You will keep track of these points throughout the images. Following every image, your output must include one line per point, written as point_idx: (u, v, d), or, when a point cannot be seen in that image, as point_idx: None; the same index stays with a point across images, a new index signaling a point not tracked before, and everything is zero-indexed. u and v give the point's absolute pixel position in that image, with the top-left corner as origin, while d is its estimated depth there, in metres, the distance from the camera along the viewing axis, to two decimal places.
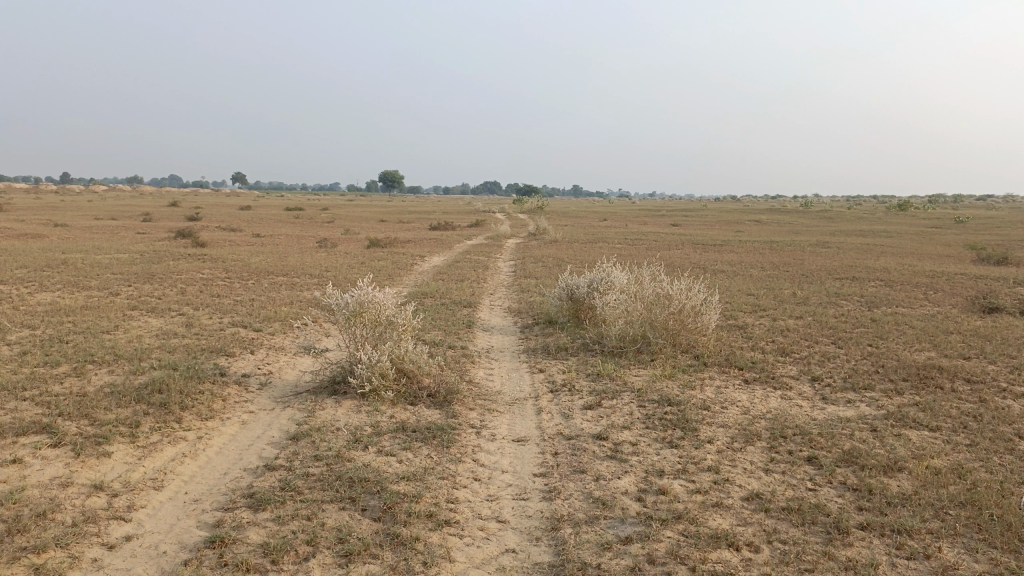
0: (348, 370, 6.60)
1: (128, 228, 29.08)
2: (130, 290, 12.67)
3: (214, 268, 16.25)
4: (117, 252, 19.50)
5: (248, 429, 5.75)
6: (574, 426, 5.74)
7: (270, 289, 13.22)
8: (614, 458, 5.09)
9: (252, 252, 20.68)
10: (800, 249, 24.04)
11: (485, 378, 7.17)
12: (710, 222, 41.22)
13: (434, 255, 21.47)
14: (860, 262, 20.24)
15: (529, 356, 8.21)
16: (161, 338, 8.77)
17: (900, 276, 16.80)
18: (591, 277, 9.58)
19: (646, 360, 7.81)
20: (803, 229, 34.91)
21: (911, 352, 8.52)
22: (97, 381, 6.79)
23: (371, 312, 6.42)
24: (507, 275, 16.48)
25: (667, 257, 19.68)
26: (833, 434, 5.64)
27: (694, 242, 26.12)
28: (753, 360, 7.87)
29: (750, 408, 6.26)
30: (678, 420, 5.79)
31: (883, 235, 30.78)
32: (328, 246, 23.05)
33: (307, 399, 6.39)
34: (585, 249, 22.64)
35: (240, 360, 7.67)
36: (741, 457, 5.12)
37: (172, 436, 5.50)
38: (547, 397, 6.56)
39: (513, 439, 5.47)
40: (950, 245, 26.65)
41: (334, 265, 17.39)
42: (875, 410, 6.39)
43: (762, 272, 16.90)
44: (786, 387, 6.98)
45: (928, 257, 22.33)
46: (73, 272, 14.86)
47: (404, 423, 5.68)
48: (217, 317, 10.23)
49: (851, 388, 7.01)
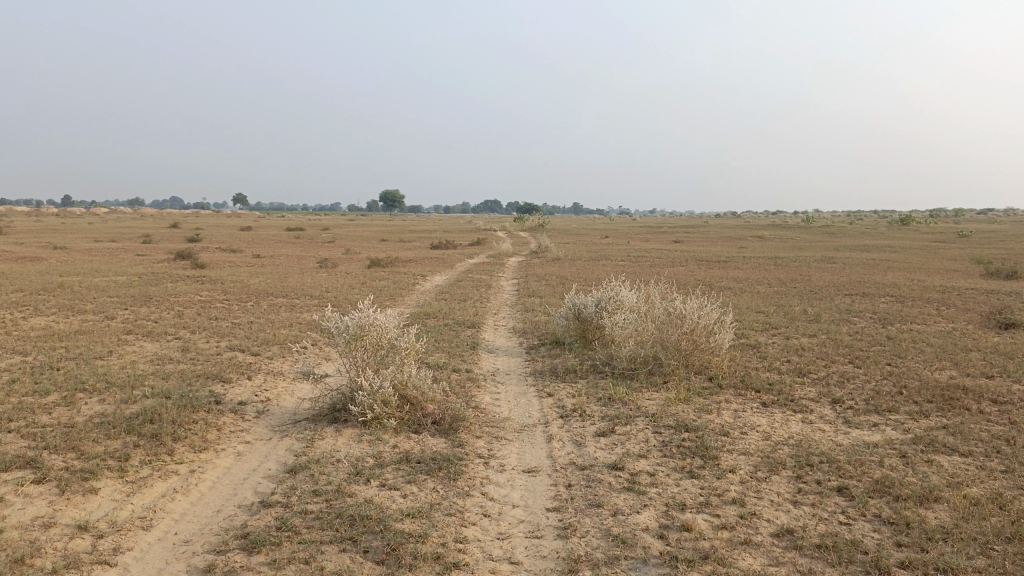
0: (349, 397, 6.30)
1: (128, 250, 28.90)
2: (127, 314, 12.41)
3: (213, 290, 15.99)
4: (115, 275, 19.24)
5: (243, 461, 5.45)
6: (587, 455, 5.44)
7: (269, 310, 12.95)
8: (631, 490, 4.79)
9: (252, 273, 20.44)
10: (806, 265, 23.79)
11: (492, 404, 6.87)
12: (713, 238, 40.95)
13: (436, 274, 21.23)
14: (867, 277, 19.95)
15: (536, 379, 7.92)
16: (156, 364, 8.47)
17: (910, 291, 16.51)
18: (599, 296, 9.30)
19: (659, 383, 7.51)
20: (806, 244, 34.68)
21: (932, 371, 8.23)
22: (88, 410, 6.49)
23: (372, 335, 6.14)
24: (510, 294, 16.21)
25: (672, 275, 19.42)
26: (862, 461, 5.34)
27: (698, 259, 25.87)
28: (770, 381, 7.57)
29: (771, 433, 5.96)
30: (697, 448, 5.49)
31: (887, 250, 30.52)
32: (329, 266, 22.82)
33: (306, 428, 6.09)
34: (588, 267, 22.36)
35: (237, 387, 7.38)
36: (767, 488, 4.81)
37: (163, 470, 5.21)
38: (557, 423, 6.27)
39: (523, 470, 5.17)
40: (956, 259, 26.43)
41: (334, 286, 17.13)
42: (902, 434, 6.08)
43: (770, 289, 16.65)
44: (806, 410, 6.67)
45: (936, 271, 22.06)
46: (69, 296, 14.59)
47: (408, 453, 5.39)
48: (214, 341, 9.95)
49: (875, 410, 6.70)
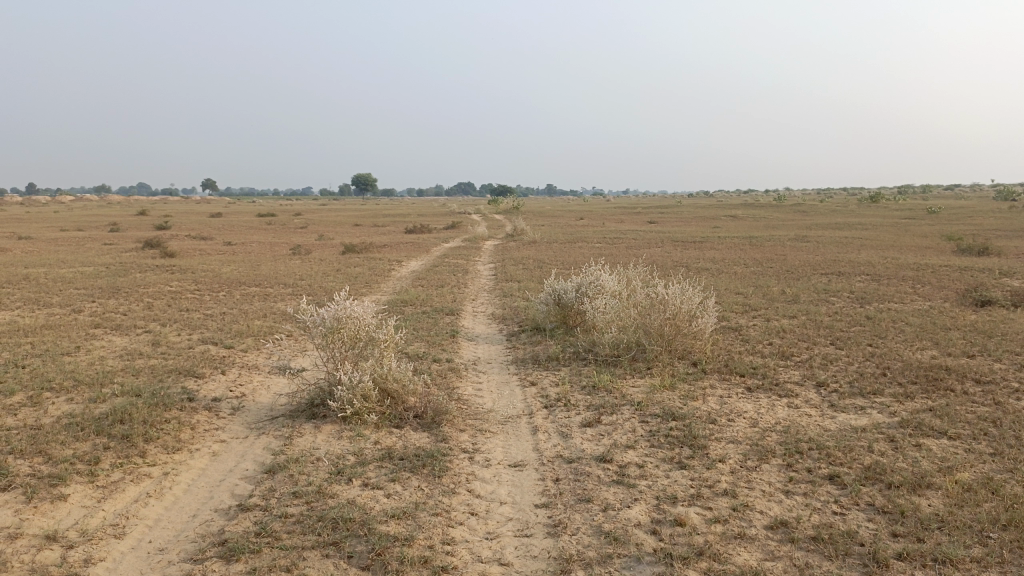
0: (328, 391, 6.12)
1: (94, 239, 28.21)
2: (94, 307, 12.05)
3: (183, 280, 15.61)
4: (81, 266, 18.74)
5: (219, 462, 5.26)
6: (574, 447, 5.32)
7: (242, 301, 12.65)
8: (621, 483, 4.68)
9: (224, 261, 20.03)
10: (781, 244, 23.87)
11: (474, 395, 6.73)
12: (687, 218, 41.02)
13: (412, 259, 20.95)
14: (842, 256, 20.04)
15: (518, 367, 7.79)
16: (125, 359, 8.19)
17: (885, 269, 16.60)
18: (579, 281, 9.17)
19: (643, 369, 7.42)
20: (780, 223, 34.88)
21: (913, 351, 8.23)
22: (55, 410, 6.24)
23: (350, 328, 5.95)
24: (488, 279, 16.03)
25: (649, 256, 19.34)
26: (851, 447, 5.29)
27: (674, 240, 25.81)
28: (754, 365, 7.51)
29: (758, 420, 5.88)
30: (685, 437, 5.40)
31: (859, 228, 30.74)
32: (303, 253, 22.44)
33: (284, 425, 5.90)
34: (565, 250, 22.21)
35: (210, 383, 7.15)
36: (758, 478, 4.74)
37: (135, 473, 5.00)
38: (542, 414, 6.15)
39: (509, 465, 5.04)
40: (927, 236, 26.67)
41: (308, 273, 16.84)
42: (889, 418, 6.05)
43: (747, 269, 16.66)
44: (792, 395, 6.62)
45: (909, 249, 22.22)
46: (33, 288, 14.14)
47: (390, 450, 5.23)
48: (186, 334, 9.67)
49: (860, 393, 6.67)
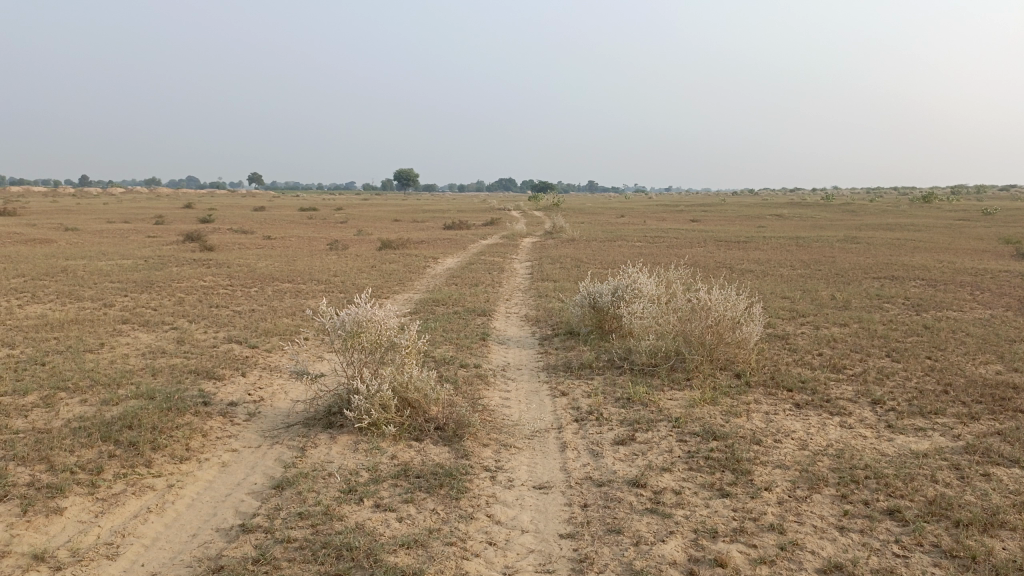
0: (346, 399, 5.81)
1: (138, 231, 28.56)
2: (126, 301, 11.97)
3: (218, 275, 15.52)
4: (121, 259, 18.83)
5: (227, 474, 4.96)
6: (605, 468, 4.91)
7: (273, 297, 12.46)
8: (655, 512, 4.26)
9: (261, 256, 19.97)
10: (828, 245, 23.05)
11: (501, 404, 6.35)
12: (730, 217, 40.11)
13: (448, 256, 20.69)
14: (894, 259, 19.18)
15: (549, 375, 7.38)
16: (147, 358, 7.98)
17: (941, 274, 15.78)
18: (616, 284, 8.74)
19: (682, 380, 6.96)
20: (829, 223, 33.82)
21: (975, 366, 7.62)
22: (67, 413, 6.02)
23: (371, 333, 5.60)
24: (523, 278, 15.65)
25: (691, 258, 18.73)
26: (912, 476, 4.78)
27: (717, 240, 25.11)
28: (803, 379, 7.00)
29: (808, 442, 5.40)
30: (728, 460, 4.95)
31: (911, 229, 29.63)
32: (339, 248, 22.34)
33: (298, 435, 5.59)
34: (603, 249, 21.71)
35: (229, 386, 6.89)
36: (808, 511, 4.27)
37: (138, 484, 4.73)
38: (572, 428, 5.75)
39: (533, 486, 4.65)
40: (983, 238, 25.59)
41: (343, 270, 16.66)
42: (953, 442, 5.50)
43: (793, 272, 16.00)
44: (845, 413, 6.11)
45: (965, 252, 21.22)
46: (70, 281, 14.17)
47: (406, 466, 4.88)
48: (212, 332, 9.46)
49: (919, 413, 6.13)
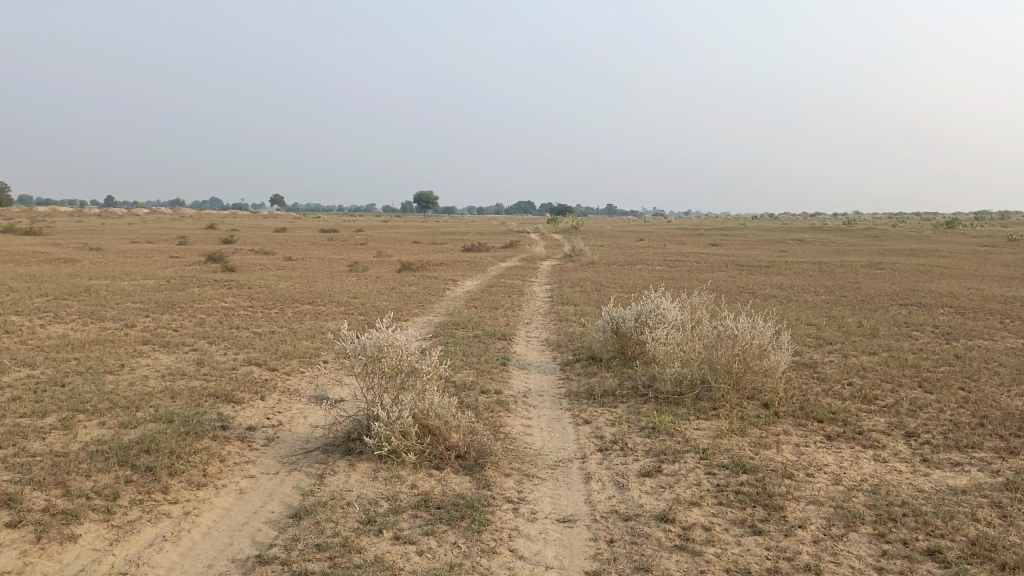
0: (365, 425, 5.70)
1: (161, 252, 28.90)
2: (147, 322, 11.99)
3: (238, 296, 15.55)
4: (143, 279, 18.96)
5: (244, 502, 4.87)
6: (631, 502, 4.75)
7: (293, 319, 12.43)
8: (684, 550, 4.10)
9: (281, 277, 20.03)
10: (852, 271, 22.79)
11: (523, 433, 6.22)
12: (751, 241, 39.72)
13: (467, 279, 20.64)
14: (921, 285, 18.86)
15: (571, 402, 7.24)
16: (166, 380, 7.94)
17: (969, 301, 15.47)
18: (639, 309, 8.60)
19: (708, 409, 6.80)
20: (851, 249, 33.47)
21: (1012, 398, 7.37)
22: (85, 435, 5.96)
23: (391, 357, 5.49)
24: (543, 302, 15.55)
25: (712, 282, 18.54)
26: (952, 514, 4.58)
27: (738, 264, 24.90)
28: (833, 409, 6.81)
29: (841, 476, 5.22)
30: (759, 495, 4.78)
31: (935, 256, 29.19)
32: (359, 270, 22.39)
33: (316, 461, 5.49)
34: (623, 272, 21.56)
35: (248, 409, 6.82)
36: (845, 550, 4.10)
37: (154, 511, 4.64)
38: (596, 458, 5.61)
39: (557, 520, 4.51)
40: (1010, 265, 25.22)
41: (363, 292, 16.65)
42: (992, 477, 5.28)
43: (817, 298, 15.78)
44: (878, 446, 5.91)
45: (993, 279, 20.86)
46: (93, 301, 14.25)
47: (427, 496, 4.76)
48: (232, 354, 9.42)
49: (956, 446, 5.92)
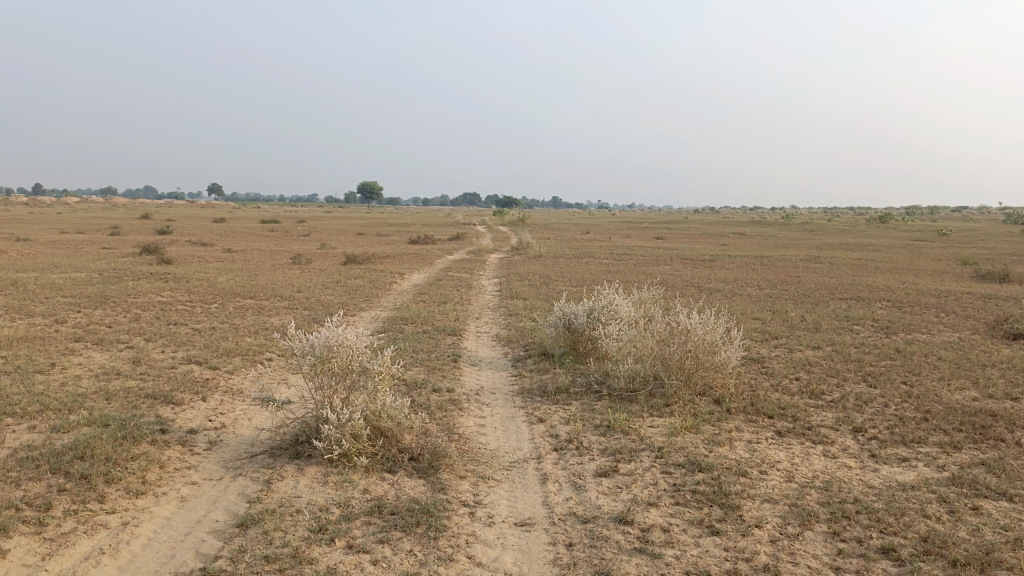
0: (314, 428, 5.51)
1: (95, 243, 27.82)
2: (79, 318, 11.46)
3: (176, 290, 15.02)
4: (75, 272, 18.15)
5: (187, 510, 4.64)
6: (589, 503, 4.70)
7: (235, 314, 12.06)
8: (645, 552, 4.06)
9: (222, 270, 19.45)
10: (793, 265, 23.30)
11: (476, 433, 6.11)
12: (694, 235, 40.33)
13: (414, 272, 20.40)
14: (859, 279, 19.36)
15: (525, 400, 7.15)
16: (101, 380, 7.57)
17: (905, 295, 15.95)
18: (591, 305, 8.57)
19: (661, 406, 6.80)
20: (791, 242, 34.23)
21: (951, 392, 7.58)
22: (13, 441, 5.62)
23: (341, 358, 5.31)
24: (492, 296, 15.46)
25: (660, 276, 18.70)
26: (903, 510, 4.65)
27: (683, 258, 25.22)
28: (783, 405, 6.88)
29: (794, 473, 5.26)
30: (716, 494, 4.78)
31: (871, 250, 30.10)
32: (303, 262, 21.92)
33: (263, 466, 5.28)
34: (571, 266, 21.62)
35: (189, 411, 6.54)
36: (802, 550, 4.12)
37: (89, 522, 4.39)
38: (552, 458, 5.54)
39: (515, 524, 4.42)
40: (941, 259, 26.15)
41: (307, 285, 16.27)
42: (938, 472, 5.40)
43: (761, 292, 16.05)
44: (827, 442, 5.99)
45: (926, 274, 21.59)
46: (20, 296, 13.56)
47: (380, 502, 4.61)
48: (170, 352, 9.07)
49: (902, 442, 6.04)
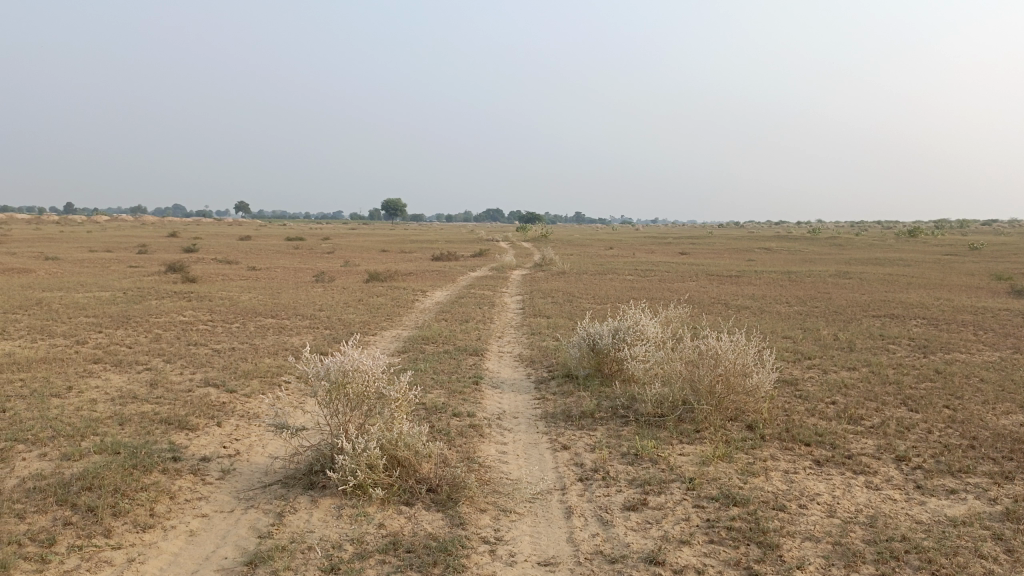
0: (329, 456, 5.30)
1: (122, 261, 28.08)
2: (100, 338, 11.39)
3: (198, 309, 14.97)
4: (99, 291, 18.19)
5: (195, 546, 4.44)
6: (617, 541, 4.43)
7: (255, 334, 11.94)
8: None
9: (244, 288, 19.41)
10: (822, 281, 22.85)
11: (498, 461, 5.86)
12: (718, 250, 39.85)
13: (436, 290, 20.23)
14: (891, 296, 18.91)
15: (548, 425, 6.89)
16: (116, 404, 7.43)
17: (940, 312, 15.46)
18: (616, 325, 8.31)
19: (690, 433, 6.50)
20: (820, 257, 33.68)
21: (997, 417, 7.19)
22: (23, 469, 5.47)
23: (358, 383, 5.08)
24: (515, 314, 15.23)
25: (685, 292, 18.38)
26: (955, 550, 4.31)
27: (709, 274, 24.83)
28: (820, 432, 6.55)
29: (835, 507, 4.95)
30: (753, 531, 4.49)
31: (902, 264, 29.49)
32: (326, 280, 21.87)
33: (276, 497, 5.08)
34: (594, 283, 21.36)
35: (203, 437, 6.37)
36: None
37: (93, 559, 4.19)
38: (577, 489, 5.28)
39: (538, 563, 4.16)
40: (975, 274, 25.55)
41: (328, 304, 16.15)
42: (990, 506, 5.06)
43: (790, 309, 15.67)
44: (869, 472, 5.66)
45: (960, 289, 21.02)
46: (42, 316, 13.57)
47: (396, 538, 4.37)
48: (188, 374, 8.94)
49: (948, 471, 5.70)
